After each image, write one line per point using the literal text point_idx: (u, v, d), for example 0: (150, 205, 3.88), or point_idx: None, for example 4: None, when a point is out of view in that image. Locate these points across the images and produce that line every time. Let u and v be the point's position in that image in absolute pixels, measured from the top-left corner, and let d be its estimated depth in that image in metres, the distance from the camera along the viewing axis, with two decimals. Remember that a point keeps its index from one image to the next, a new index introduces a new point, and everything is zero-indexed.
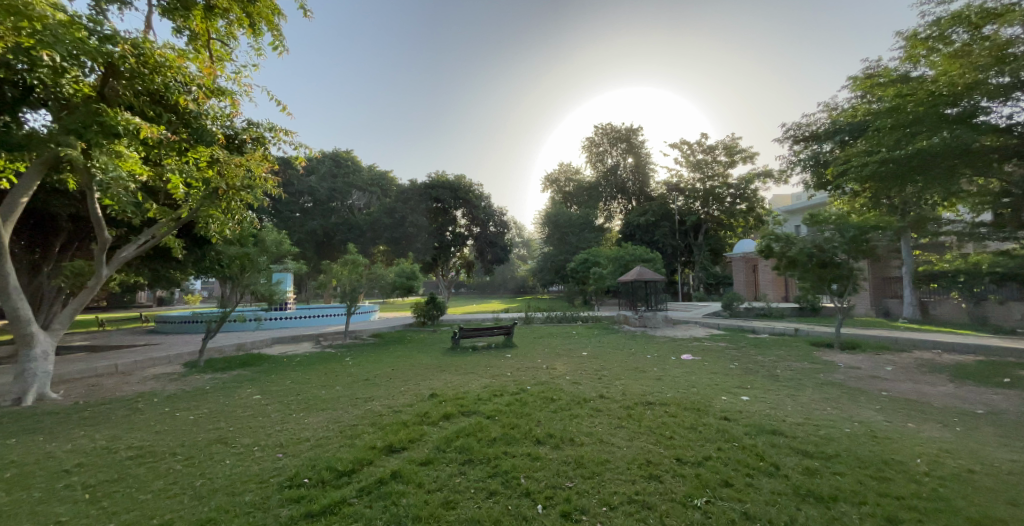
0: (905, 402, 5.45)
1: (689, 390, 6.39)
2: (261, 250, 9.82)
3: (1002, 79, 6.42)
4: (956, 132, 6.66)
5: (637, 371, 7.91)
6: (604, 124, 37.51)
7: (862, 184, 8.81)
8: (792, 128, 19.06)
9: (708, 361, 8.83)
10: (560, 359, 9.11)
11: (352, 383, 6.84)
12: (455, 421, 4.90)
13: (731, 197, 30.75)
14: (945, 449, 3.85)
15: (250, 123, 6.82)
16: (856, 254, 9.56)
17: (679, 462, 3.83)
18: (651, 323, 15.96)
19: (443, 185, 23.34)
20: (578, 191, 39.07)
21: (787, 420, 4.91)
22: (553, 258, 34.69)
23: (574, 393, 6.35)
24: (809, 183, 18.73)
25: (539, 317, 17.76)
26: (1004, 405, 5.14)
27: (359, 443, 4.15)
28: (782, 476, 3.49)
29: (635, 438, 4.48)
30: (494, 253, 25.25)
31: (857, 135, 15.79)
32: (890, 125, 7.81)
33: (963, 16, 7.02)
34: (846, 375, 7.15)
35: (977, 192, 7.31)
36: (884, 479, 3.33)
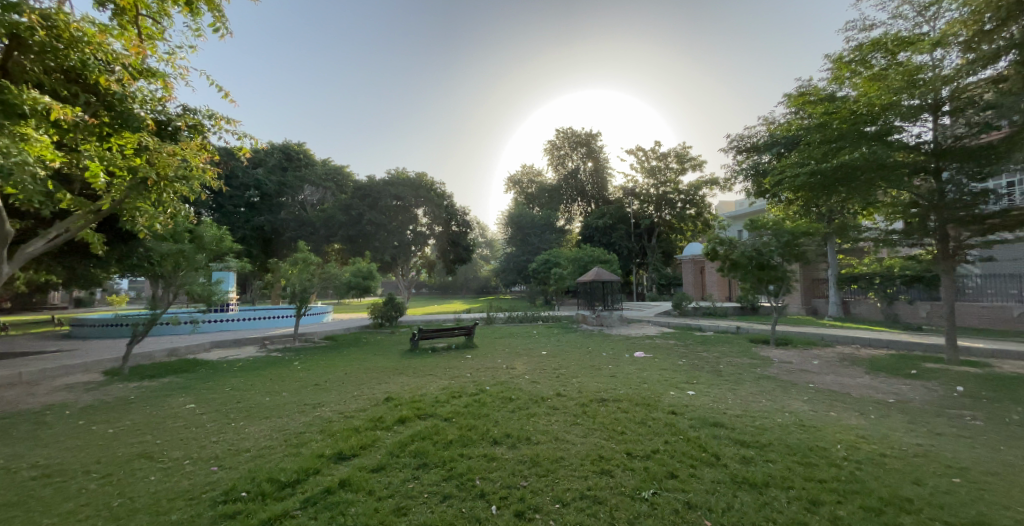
0: (828, 392, 6.00)
1: (641, 386, 6.67)
2: (199, 247, 9.09)
3: (912, 101, 7.43)
4: (874, 148, 7.45)
5: (592, 368, 8.14)
6: (564, 128, 38.29)
7: (795, 193, 9.58)
8: (736, 139, 20.47)
9: (659, 358, 9.23)
10: (519, 359, 9.17)
11: (301, 388, 6.49)
12: (411, 424, 4.79)
13: (682, 202, 32.40)
14: (862, 435, 4.27)
15: (187, 109, 6.31)
16: (789, 257, 10.41)
17: (630, 456, 3.97)
18: (607, 322, 16.46)
19: (403, 183, 22.74)
20: (540, 192, 39.59)
21: (728, 412, 5.24)
22: (516, 259, 34.95)
23: (533, 392, 6.41)
24: (749, 191, 20.15)
25: (501, 317, 17.84)
26: (909, 395, 5.79)
27: (305, 452, 3.94)
28: (722, 465, 3.72)
29: (589, 434, 4.60)
30: (456, 253, 25.11)
31: (790, 148, 17.25)
32: (819, 140, 8.54)
33: (881, 43, 7.80)
34: (780, 369, 7.76)
35: (891, 203, 8.17)
36: (810, 465, 3.64)
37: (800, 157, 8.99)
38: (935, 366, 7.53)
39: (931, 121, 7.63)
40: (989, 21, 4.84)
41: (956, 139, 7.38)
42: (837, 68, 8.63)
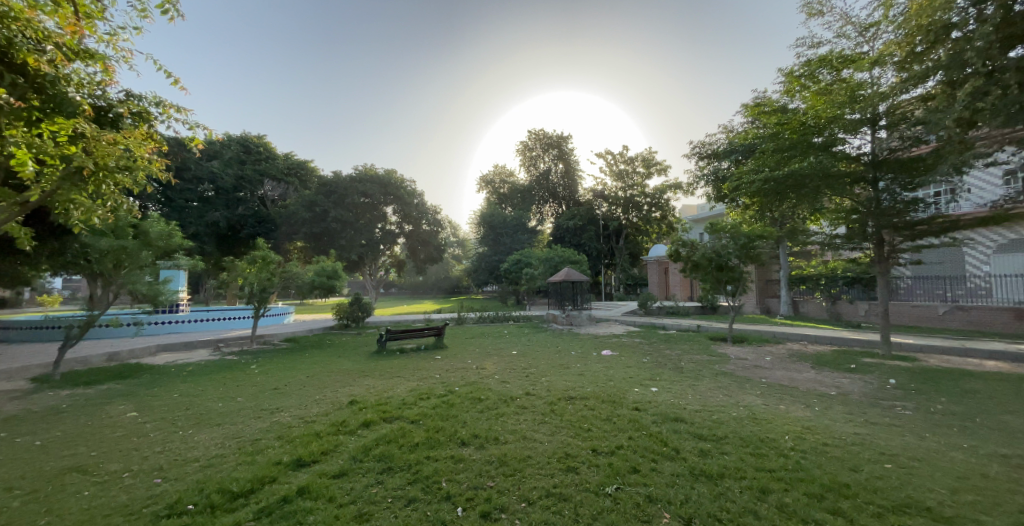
0: (778, 387, 6.38)
1: (607, 384, 6.81)
2: (143, 243, 8.48)
3: (854, 116, 8.02)
4: (821, 158, 7.98)
5: (561, 367, 8.26)
6: (536, 129, 38.62)
7: (751, 199, 10.09)
8: (698, 146, 21.40)
9: (625, 356, 9.48)
10: (489, 359, 9.15)
11: (257, 393, 6.18)
12: (376, 428, 4.67)
13: (648, 205, 33.45)
14: (807, 426, 4.57)
15: (131, 95, 5.86)
16: (745, 259, 10.97)
17: (595, 453, 4.05)
18: (576, 322, 16.73)
19: (371, 180, 22.21)
20: (512, 192, 39.72)
21: (688, 408, 5.45)
22: (487, 259, 34.87)
23: (502, 392, 6.42)
24: (710, 196, 21.12)
25: (471, 317, 17.76)
26: (847, 388, 6.26)
27: (261, 459, 3.75)
28: (681, 459, 3.87)
29: (557, 432, 4.65)
30: (426, 252, 24.72)
31: (747, 156, 18.21)
32: (772, 148, 9.04)
33: (827, 59, 8.36)
34: (736, 365, 8.17)
35: (835, 209, 8.79)
36: (760, 455, 3.85)
37: (756, 164, 9.48)
38: (872, 361, 8.17)
39: (870, 134, 8.25)
40: (918, 45, 5.29)
41: (891, 152, 8.03)
42: (787, 81, 9.17)
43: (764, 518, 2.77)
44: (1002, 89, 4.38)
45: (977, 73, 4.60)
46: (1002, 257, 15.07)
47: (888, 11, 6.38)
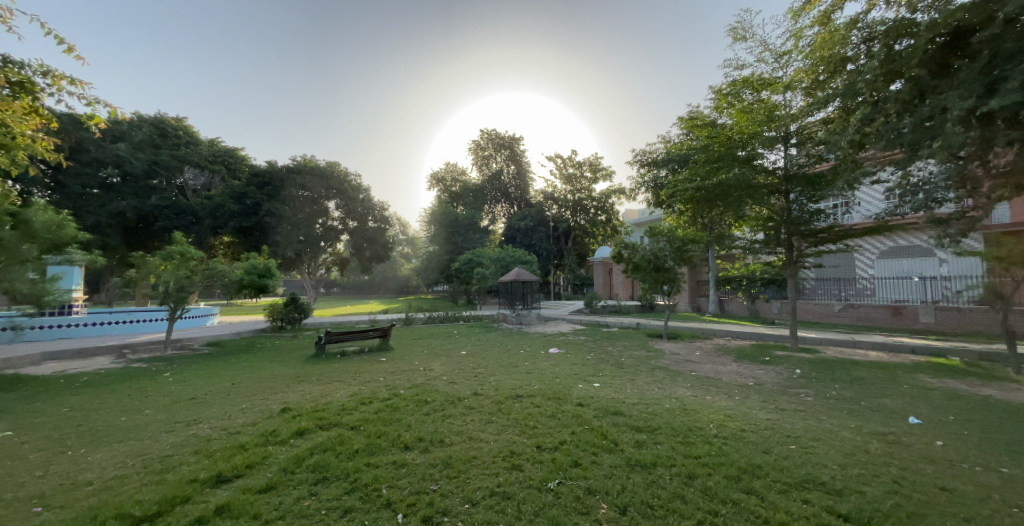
0: (705, 379, 6.94)
1: (553, 381, 6.98)
2: (25, 235, 7.33)
3: (770, 133, 8.93)
4: (743, 171, 8.80)
5: (509, 366, 8.32)
6: (489, 129, 38.61)
7: (685, 206, 10.83)
8: (640, 154, 22.70)
9: (571, 353, 9.79)
10: (436, 360, 8.99)
11: (170, 404, 5.55)
12: (311, 436, 4.38)
13: (595, 208, 34.81)
14: (728, 414, 5.01)
15: (8, 60, 4.98)
16: (679, 261, 11.81)
17: (539, 449, 4.13)
18: (526, 320, 16.96)
19: (311, 172, 20.64)
20: (464, 191, 39.28)
21: (626, 401, 5.74)
22: (438, 258, 34.22)
23: (448, 393, 6.33)
24: (650, 202, 22.44)
25: (419, 317, 17.36)
26: (762, 378, 6.96)
27: (172, 478, 3.37)
28: (619, 450, 4.06)
29: (503, 431, 4.68)
30: (372, 250, 23.65)
31: (682, 165, 19.62)
32: (703, 160, 9.76)
33: (749, 81, 9.20)
34: (670, 359, 8.76)
35: (755, 218, 9.70)
36: (688, 444, 4.15)
37: (689, 173, 10.19)
38: (782, 353, 9.17)
39: (783, 150, 9.21)
40: (821, 73, 5.99)
41: (801, 167, 9.03)
42: (717, 98, 9.97)
43: (690, 502, 2.99)
44: (883, 118, 5.11)
45: (866, 102, 5.32)
46: (883, 262, 17.61)
47: (797, 42, 7.17)
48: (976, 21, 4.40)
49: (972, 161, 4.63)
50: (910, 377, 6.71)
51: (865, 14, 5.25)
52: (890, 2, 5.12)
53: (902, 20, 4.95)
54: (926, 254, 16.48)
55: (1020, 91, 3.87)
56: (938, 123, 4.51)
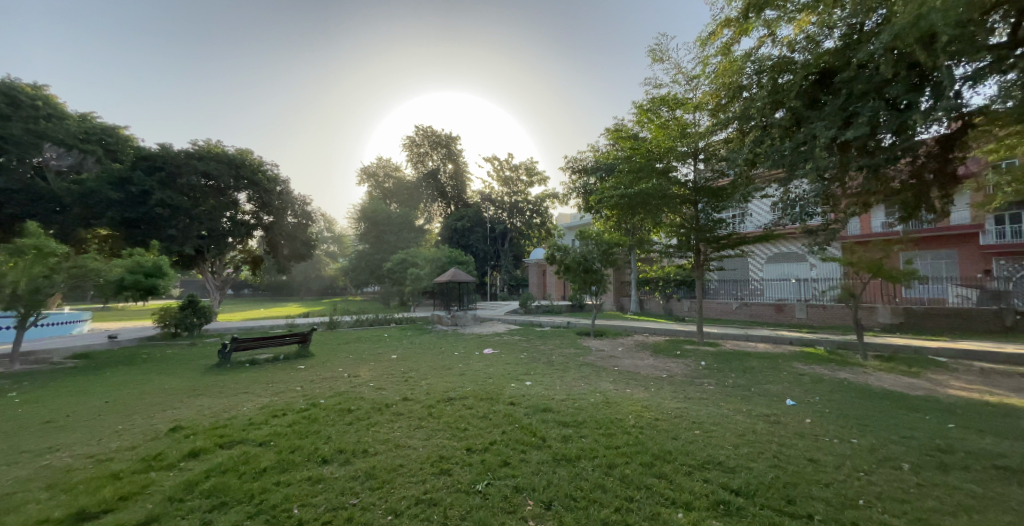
0: (627, 373, 7.45)
1: (486, 381, 6.97)
2: None
3: (684, 148, 9.88)
4: (660, 182, 9.68)
5: (442, 368, 8.15)
6: (424, 125, 37.62)
7: (611, 211, 11.43)
8: (571, 161, 23.76)
9: (505, 353, 9.87)
10: (363, 365, 8.47)
11: (16, 431, 4.54)
12: (207, 457, 3.85)
13: (530, 211, 35.65)
14: (645, 405, 5.42)
15: None
16: (605, 264, 12.55)
17: (469, 452, 4.08)
18: (461, 322, 16.76)
19: (216, 158, 18.23)
20: (397, 188, 37.66)
21: (556, 398, 5.92)
22: (368, 257, 32.44)
23: (375, 400, 6.01)
24: (581, 207, 23.52)
25: (346, 320, 16.34)
26: (675, 371, 7.63)
27: (12, 522, 2.74)
28: (547, 446, 4.17)
29: (432, 436, 4.55)
30: (291, 247, 21.63)
31: (608, 174, 20.89)
32: (627, 169, 10.50)
33: (666, 99, 9.97)
34: (597, 356, 9.28)
35: (670, 224, 10.64)
36: (610, 435, 4.39)
37: (614, 182, 10.83)
38: (691, 347, 10.20)
39: (693, 165, 10.23)
40: (723, 98, 6.73)
41: (707, 181, 10.11)
42: (638, 112, 10.71)
43: (610, 491, 3.16)
44: (771, 141, 5.90)
45: (757, 126, 6.11)
46: (771, 265, 20.43)
47: (704, 69, 7.99)
48: (838, 65, 5.29)
49: (835, 182, 5.55)
50: (788, 364, 7.86)
51: (757, 49, 6.03)
52: (775, 41, 5.94)
53: (784, 57, 5.78)
54: (802, 259, 19.40)
55: (867, 126, 4.72)
56: (810, 148, 5.34)
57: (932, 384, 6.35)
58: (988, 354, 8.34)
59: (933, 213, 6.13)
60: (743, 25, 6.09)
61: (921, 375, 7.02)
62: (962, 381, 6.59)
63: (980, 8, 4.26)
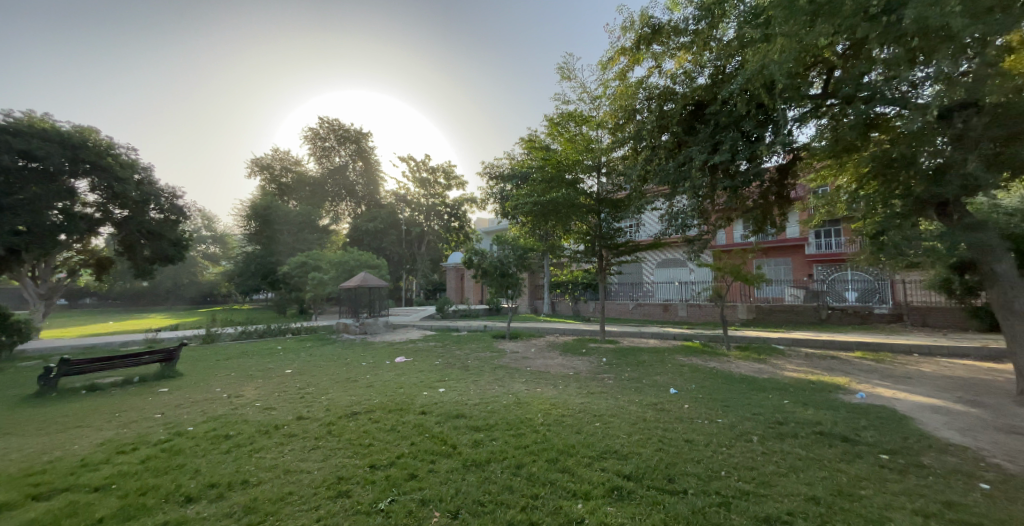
0: (538, 373, 7.74)
1: (396, 392, 6.63)
2: None
3: (589, 162, 10.73)
4: (568, 192, 10.46)
5: (347, 381, 7.56)
6: (330, 118, 34.90)
7: (525, 218, 11.77)
8: (488, 167, 24.17)
9: (418, 361, 9.48)
10: (248, 383, 7.41)
11: None
12: (13, 515, 2.98)
13: (448, 215, 34.54)
14: (553, 403, 5.66)
15: None
16: (520, 268, 12.91)
17: (372, 469, 3.81)
18: (371, 329, 15.76)
19: (38, 134, 14.21)
20: (297, 183, 33.54)
21: (469, 403, 5.87)
22: (260, 260, 28.69)
23: (263, 421, 5.32)
24: (498, 212, 23.94)
25: (228, 332, 14.19)
26: (581, 368, 8.11)
27: None
28: (457, 454, 4.09)
29: (330, 456, 4.15)
30: (156, 247, 17.76)
31: (523, 182, 21.62)
32: (539, 178, 11.05)
33: (573, 115, 10.61)
34: (511, 358, 9.48)
35: (578, 232, 11.40)
36: (519, 435, 4.48)
37: (528, 189, 11.32)
38: (594, 345, 11.04)
39: (597, 178, 11.12)
40: (620, 119, 7.45)
41: (608, 193, 11.08)
42: (549, 125, 11.26)
43: (516, 491, 3.21)
44: (659, 160, 6.72)
45: (647, 146, 6.91)
46: (662, 270, 23.14)
47: (604, 91, 8.75)
48: (708, 99, 6.21)
49: (708, 198, 6.51)
50: (673, 357, 8.95)
51: (647, 78, 6.80)
52: (660, 73, 6.76)
53: (667, 87, 6.61)
54: (684, 265, 22.34)
55: (729, 152, 5.66)
56: (688, 168, 6.22)
57: (774, 368, 7.79)
58: (812, 341, 10.50)
59: (776, 228, 7.56)
60: (636, 55, 6.81)
61: (767, 361, 8.58)
62: (794, 364, 8.21)
63: (804, 65, 5.37)
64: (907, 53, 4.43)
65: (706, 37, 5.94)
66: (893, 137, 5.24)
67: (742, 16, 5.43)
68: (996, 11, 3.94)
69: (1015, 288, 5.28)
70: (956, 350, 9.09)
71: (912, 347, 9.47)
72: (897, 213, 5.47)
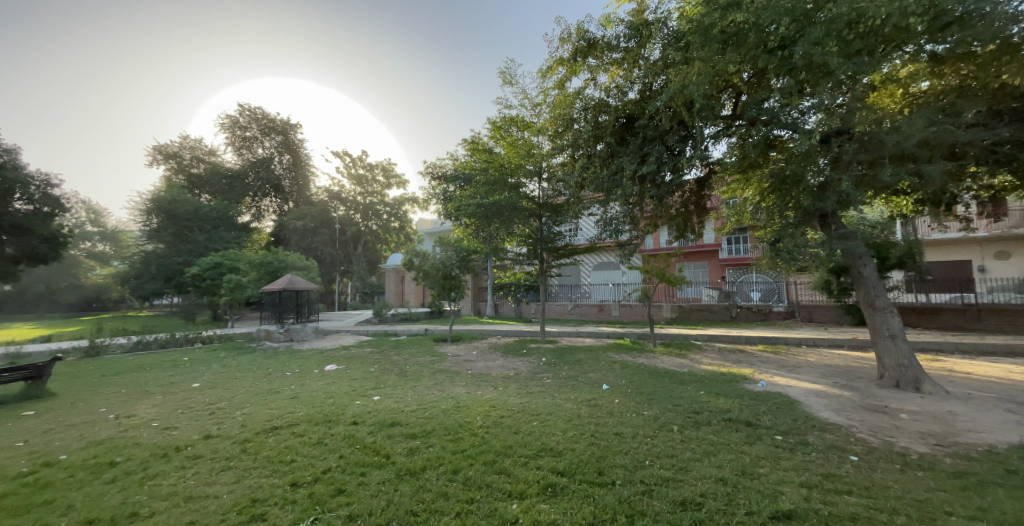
0: (478, 376, 7.69)
1: (325, 402, 6.19)
2: None
3: (531, 168, 10.97)
4: (511, 195, 10.73)
5: (268, 393, 6.91)
6: (251, 106, 31.78)
7: (468, 220, 11.68)
8: (430, 166, 23.71)
9: (351, 369, 8.94)
10: (143, 401, 6.44)
11: None
12: None
13: (387, 214, 33.11)
14: (492, 405, 5.65)
15: None
16: (463, 270, 12.75)
17: (294, 487, 3.50)
18: (298, 336, 14.60)
19: None
20: (211, 174, 29.85)
21: (405, 410, 5.65)
22: (163, 261, 24.94)
23: (162, 443, 4.66)
24: (440, 213, 23.49)
25: (119, 342, 12.28)
26: (521, 369, 8.23)
27: None
28: (390, 464, 3.90)
29: (244, 477, 3.74)
30: (21, 246, 13.94)
31: (466, 183, 21.45)
32: (482, 181, 11.11)
33: (515, 120, 10.74)
34: (451, 361, 9.31)
35: (521, 235, 11.57)
36: (457, 440, 4.40)
37: (471, 191, 11.38)
38: (535, 345, 11.26)
39: (538, 183, 11.40)
40: (559, 126, 7.70)
41: (548, 198, 11.40)
42: (492, 128, 11.32)
43: (452, 496, 3.15)
44: (594, 168, 7.10)
45: (584, 155, 7.25)
46: (598, 272, 24.33)
47: (545, 98, 8.99)
48: (638, 113, 6.65)
49: (637, 206, 6.99)
50: (607, 355, 9.42)
51: (583, 89, 7.11)
52: (595, 85, 7.10)
53: (601, 99, 6.96)
54: (617, 268, 23.68)
55: (655, 163, 6.14)
56: (620, 177, 6.65)
57: (693, 362, 8.54)
58: (725, 337, 11.67)
59: (695, 235, 8.29)
60: (573, 66, 7.09)
61: (687, 356, 9.38)
62: (709, 358, 9.08)
63: (717, 88, 5.97)
64: (796, 85, 5.12)
65: (636, 55, 6.41)
66: (787, 157, 6.03)
67: (667, 39, 5.95)
68: (863, 55, 4.71)
69: (875, 289, 6.32)
70: (835, 341, 10.67)
71: (803, 340, 10.92)
72: (790, 223, 6.03)
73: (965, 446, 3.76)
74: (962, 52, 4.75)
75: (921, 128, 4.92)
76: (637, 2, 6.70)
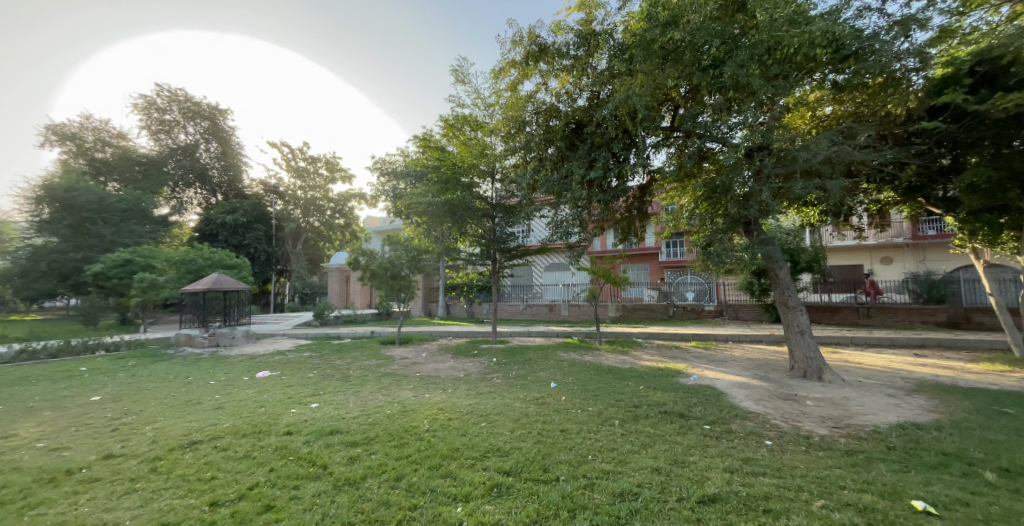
0: (427, 378, 7.49)
1: (255, 412, 5.71)
2: None
3: (484, 168, 10.95)
4: (464, 195, 10.64)
5: (188, 404, 6.23)
6: (171, 86, 28.45)
7: (419, 218, 11.38)
8: (379, 162, 22.86)
9: (287, 375, 8.32)
10: (26, 419, 5.51)
11: None
12: None
13: (331, 210, 31.36)
14: (440, 408, 5.52)
15: None
16: (413, 270, 12.36)
17: (214, 507, 3.17)
18: (225, 341, 13.31)
19: None
20: (121, 160, 26.40)
21: (347, 417, 5.36)
22: (56, 256, 21.75)
23: (50, 467, 4.02)
24: (389, 211, 22.68)
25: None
26: (471, 370, 8.14)
27: None
28: (327, 475, 3.67)
29: (154, 499, 3.33)
30: None
31: (416, 181, 20.91)
32: (434, 179, 10.90)
33: (468, 119, 10.68)
34: (399, 364, 9.00)
35: (473, 235, 11.49)
36: (401, 445, 4.25)
37: (422, 188, 11.11)
38: (485, 346, 11.23)
39: (491, 183, 11.41)
40: (512, 128, 7.77)
41: (501, 198, 11.45)
42: (445, 126, 11.17)
43: (393, 505, 3.03)
44: (545, 171, 7.25)
45: (535, 157, 7.37)
46: (549, 273, 24.85)
47: (497, 99, 9.01)
48: (586, 120, 6.88)
49: (585, 209, 7.23)
50: (555, 354, 9.64)
51: (535, 93, 7.21)
52: (546, 90, 7.25)
53: (552, 105, 7.12)
54: (567, 269, 24.32)
55: (601, 168, 6.39)
56: (569, 180, 6.85)
57: (635, 359, 8.98)
58: (665, 334, 12.42)
59: (638, 238, 8.72)
60: (525, 69, 7.19)
61: (629, 353, 9.86)
62: (649, 354, 9.62)
63: (658, 100, 6.34)
64: (725, 102, 5.58)
65: (584, 63, 6.64)
66: (717, 168, 6.54)
67: (612, 50, 6.23)
68: (780, 79, 5.25)
69: (789, 289, 7.06)
70: (757, 337, 11.77)
71: (730, 336, 11.93)
72: (720, 228, 6.53)
73: (856, 427, 4.32)
74: (857, 83, 5.46)
75: (826, 147, 5.57)
76: (586, 12, 6.94)
